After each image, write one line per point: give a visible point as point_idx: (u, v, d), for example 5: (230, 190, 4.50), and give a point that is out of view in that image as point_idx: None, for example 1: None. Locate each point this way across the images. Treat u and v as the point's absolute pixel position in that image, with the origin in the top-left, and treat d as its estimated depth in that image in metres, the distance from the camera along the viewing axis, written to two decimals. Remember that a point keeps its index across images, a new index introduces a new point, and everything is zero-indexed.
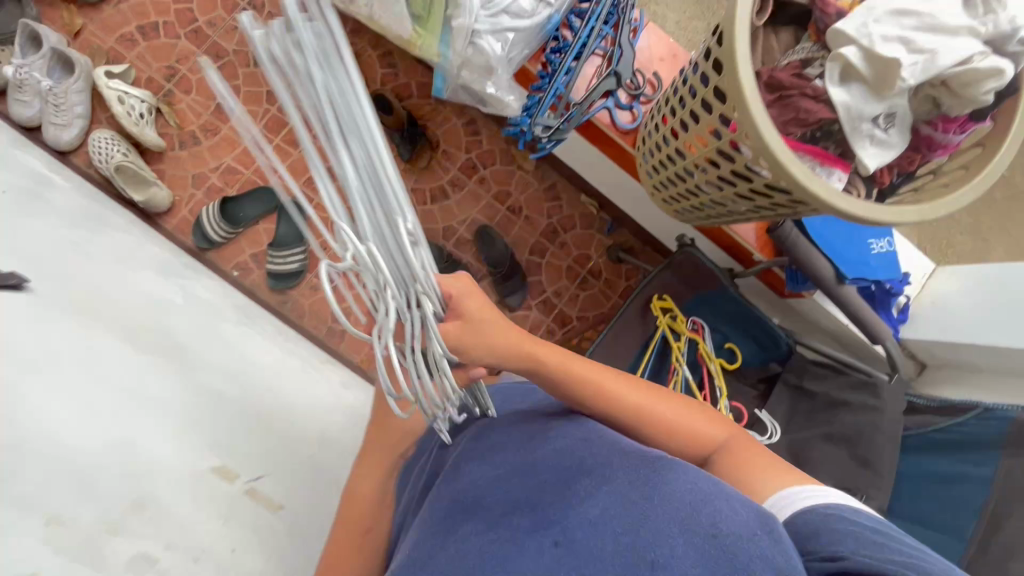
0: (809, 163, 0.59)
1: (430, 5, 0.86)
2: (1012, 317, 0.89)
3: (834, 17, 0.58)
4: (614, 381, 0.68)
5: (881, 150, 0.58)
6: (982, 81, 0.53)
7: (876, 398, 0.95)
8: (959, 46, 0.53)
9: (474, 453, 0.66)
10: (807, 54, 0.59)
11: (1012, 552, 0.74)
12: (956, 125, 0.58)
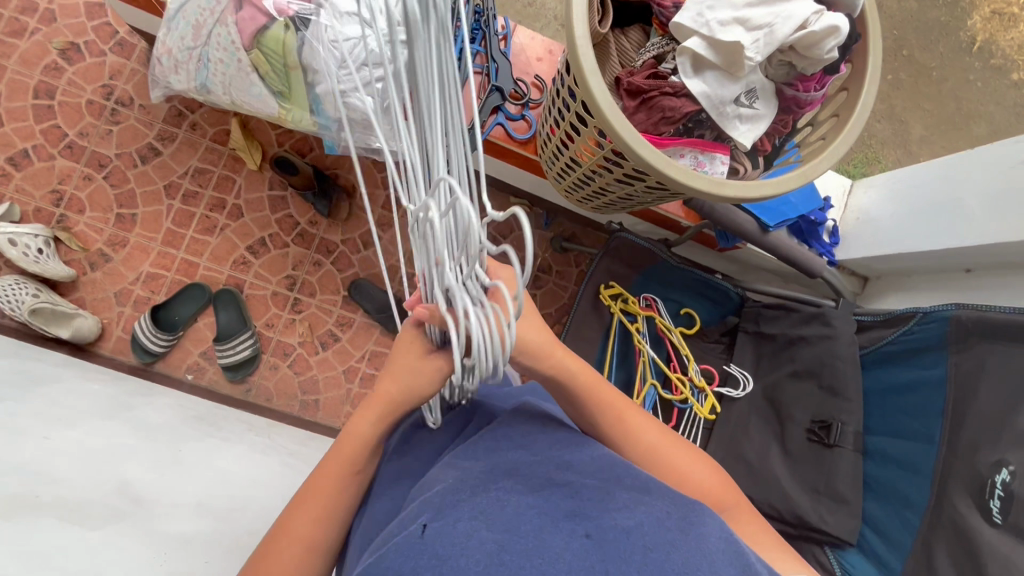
0: (691, 154, 0.60)
1: (288, 78, 0.81)
2: (928, 217, 0.93)
3: (672, 9, 0.58)
4: (635, 416, 0.72)
5: (752, 124, 0.59)
6: (823, 41, 0.54)
7: (828, 326, 0.98)
8: (793, 12, 0.53)
9: (510, 435, 0.64)
10: (658, 50, 0.59)
11: (979, 444, 0.77)
12: (814, 82, 0.59)
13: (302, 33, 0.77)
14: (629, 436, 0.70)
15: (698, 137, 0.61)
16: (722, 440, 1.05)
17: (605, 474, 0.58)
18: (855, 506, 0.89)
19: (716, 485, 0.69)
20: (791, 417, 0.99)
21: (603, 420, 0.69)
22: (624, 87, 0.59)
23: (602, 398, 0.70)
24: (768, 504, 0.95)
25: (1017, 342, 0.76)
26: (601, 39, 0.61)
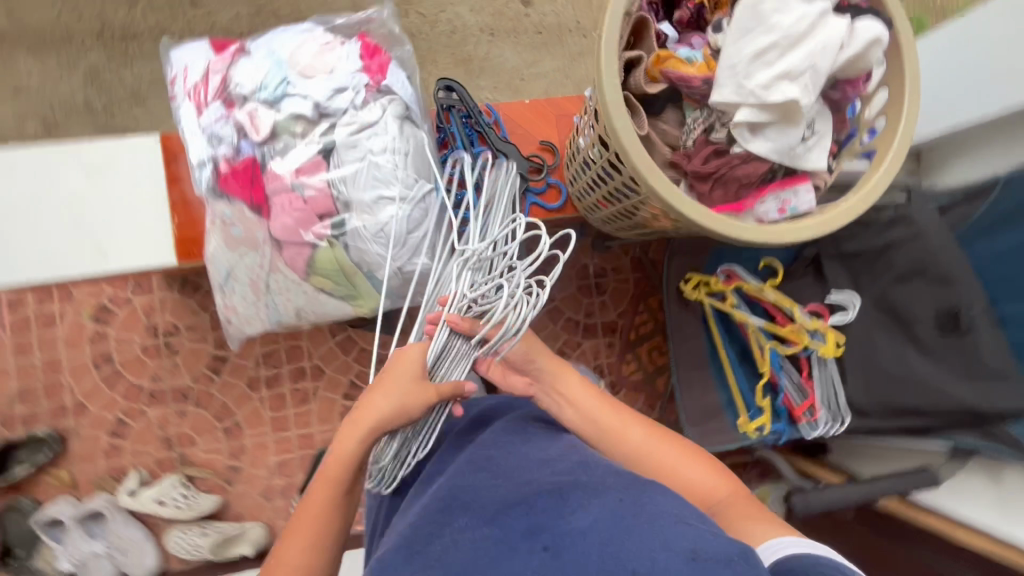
0: (773, 202, 0.67)
1: (350, 282, 0.82)
2: (966, 89, 0.94)
3: (703, 86, 0.66)
4: (621, 415, 0.77)
5: (818, 145, 0.67)
6: (866, 54, 0.64)
7: (912, 225, 1.00)
8: (824, 46, 0.61)
9: (474, 466, 0.62)
10: (704, 124, 0.68)
11: None
12: (857, 82, 0.70)
13: (345, 240, 0.79)
14: (616, 439, 0.75)
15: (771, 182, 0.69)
16: (859, 365, 1.08)
17: (564, 477, 0.55)
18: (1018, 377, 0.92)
19: (704, 483, 0.71)
20: (913, 317, 1.02)
21: (593, 412, 0.77)
22: (692, 171, 0.68)
23: (588, 400, 0.78)
24: (933, 405, 0.97)
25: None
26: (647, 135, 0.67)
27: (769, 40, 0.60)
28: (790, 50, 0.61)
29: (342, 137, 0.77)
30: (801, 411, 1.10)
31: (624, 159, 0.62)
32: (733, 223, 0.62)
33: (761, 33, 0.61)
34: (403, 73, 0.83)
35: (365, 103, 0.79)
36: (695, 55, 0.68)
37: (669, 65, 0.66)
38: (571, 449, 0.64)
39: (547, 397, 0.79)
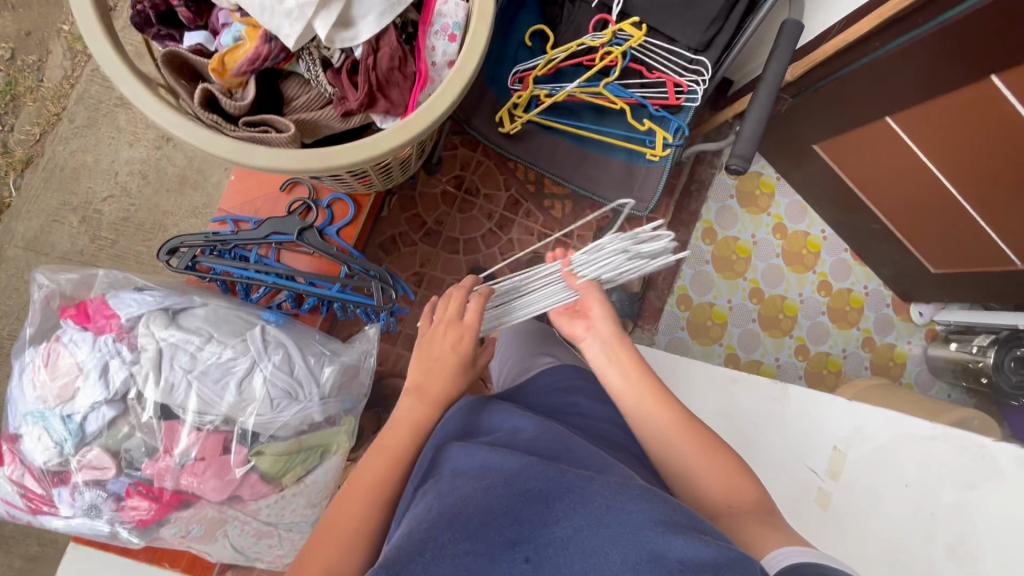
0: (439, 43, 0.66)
1: (307, 452, 0.79)
2: None
3: (269, 45, 0.64)
4: (656, 402, 0.72)
5: None
6: None
7: None
8: None
9: (461, 469, 0.62)
10: (316, 63, 0.67)
11: None
12: None
13: (264, 437, 0.75)
14: (647, 427, 0.72)
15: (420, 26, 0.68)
16: (668, 16, 1.01)
17: (552, 476, 0.58)
18: None
19: (710, 487, 0.66)
20: None
21: (626, 385, 0.74)
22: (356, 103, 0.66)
23: (624, 370, 0.75)
24: None
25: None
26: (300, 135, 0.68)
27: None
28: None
29: (157, 392, 0.71)
30: (674, 96, 1.05)
31: (314, 165, 0.59)
32: (432, 101, 0.59)
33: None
34: (124, 293, 0.75)
35: (135, 350, 0.72)
36: (235, 29, 0.65)
37: (231, 62, 0.65)
38: (560, 442, 0.66)
39: (597, 347, 0.77)
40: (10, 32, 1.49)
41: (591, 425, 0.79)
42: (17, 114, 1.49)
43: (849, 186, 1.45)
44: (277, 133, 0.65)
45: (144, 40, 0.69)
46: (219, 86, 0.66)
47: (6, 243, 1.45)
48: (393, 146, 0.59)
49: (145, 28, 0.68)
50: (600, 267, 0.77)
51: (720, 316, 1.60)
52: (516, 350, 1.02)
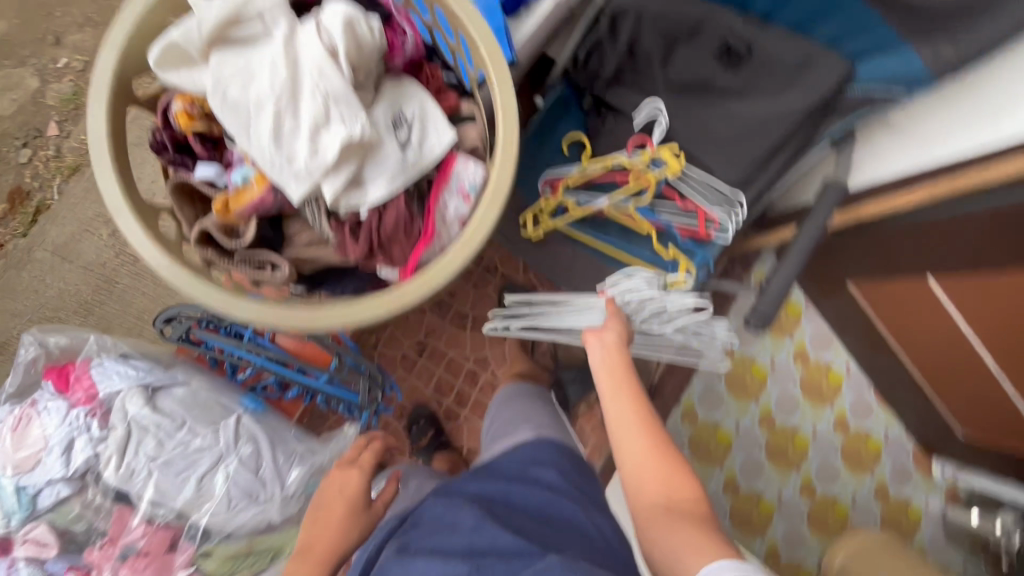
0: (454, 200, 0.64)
1: (256, 558, 0.75)
2: None
3: (277, 196, 0.63)
4: (629, 402, 0.78)
5: (426, 134, 0.65)
6: (356, 33, 0.61)
7: (626, 13, 0.90)
8: (319, 74, 0.59)
9: (408, 566, 0.72)
10: (321, 212, 0.64)
11: None
12: (394, 55, 0.69)
13: (216, 537, 0.72)
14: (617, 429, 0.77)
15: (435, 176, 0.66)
16: (710, 151, 0.99)
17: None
18: (819, 51, 0.84)
19: (649, 488, 0.71)
20: (706, 78, 0.94)
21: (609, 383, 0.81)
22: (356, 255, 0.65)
23: (607, 385, 0.81)
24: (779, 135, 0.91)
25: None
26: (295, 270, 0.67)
27: (286, 116, 0.58)
28: (303, 110, 0.59)
29: (115, 477, 0.69)
30: (704, 228, 1.01)
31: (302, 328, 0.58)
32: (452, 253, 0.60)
33: (259, 113, 0.58)
34: (107, 362, 0.74)
35: (105, 428, 0.70)
36: (245, 170, 0.64)
37: (235, 204, 0.63)
38: (492, 535, 0.71)
39: (598, 351, 0.85)
40: (86, 45, 1.57)
41: (552, 501, 0.80)
42: (77, 122, 1.56)
43: (879, 329, 1.37)
44: (273, 271, 0.65)
45: (160, 162, 0.68)
46: (217, 223, 0.64)
47: (36, 245, 1.49)
48: (409, 301, 0.60)
49: (161, 153, 0.68)
50: (626, 290, 0.96)
51: (726, 438, 1.52)
52: (502, 418, 1.01)
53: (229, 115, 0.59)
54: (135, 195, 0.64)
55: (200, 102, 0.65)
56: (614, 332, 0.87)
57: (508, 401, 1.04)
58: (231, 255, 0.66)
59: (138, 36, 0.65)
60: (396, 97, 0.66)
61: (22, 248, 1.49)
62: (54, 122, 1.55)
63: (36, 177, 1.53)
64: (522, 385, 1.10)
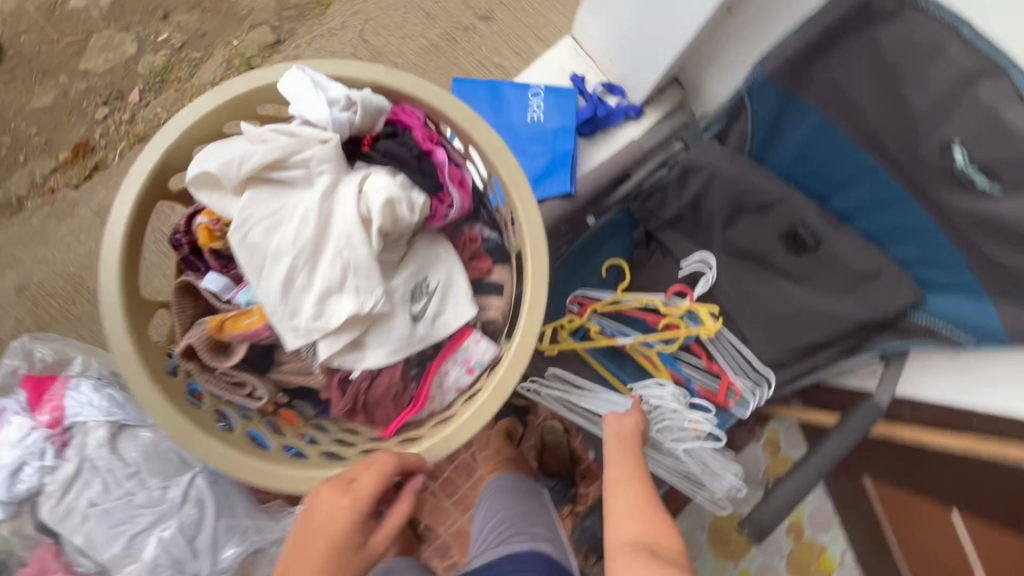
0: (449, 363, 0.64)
1: None
2: (649, 29, 0.81)
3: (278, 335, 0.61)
4: (628, 467, 0.74)
5: (444, 312, 0.63)
6: (395, 206, 0.58)
7: (699, 171, 0.85)
8: (348, 237, 0.57)
9: None
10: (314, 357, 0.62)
11: (908, 138, 0.64)
12: (438, 217, 0.64)
13: None
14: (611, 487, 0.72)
15: (443, 344, 0.65)
16: (752, 322, 0.94)
17: None
18: (890, 268, 0.79)
19: (631, 528, 0.65)
20: (765, 253, 0.89)
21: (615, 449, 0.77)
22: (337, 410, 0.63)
23: (612, 450, 0.77)
24: (827, 334, 0.86)
25: (860, 34, 0.62)
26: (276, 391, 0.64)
27: (302, 274, 0.56)
28: (320, 271, 0.56)
29: (50, 514, 0.67)
30: (723, 397, 0.95)
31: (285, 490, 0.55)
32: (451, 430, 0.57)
33: (274, 264, 0.56)
34: (85, 387, 0.72)
35: (58, 458, 0.69)
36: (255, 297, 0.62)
37: (233, 328, 0.60)
38: None
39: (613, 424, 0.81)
40: (190, 27, 1.64)
41: None
42: (158, 95, 1.61)
43: (886, 534, 1.26)
44: (251, 398, 0.62)
45: (175, 257, 0.65)
46: (205, 338, 0.59)
47: (84, 201, 1.53)
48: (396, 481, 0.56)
49: (177, 249, 0.64)
50: (656, 394, 0.95)
51: None
52: (496, 518, 0.98)
53: (243, 256, 0.55)
54: (135, 299, 0.57)
55: (223, 220, 0.62)
56: (632, 415, 0.83)
57: (506, 492, 1.03)
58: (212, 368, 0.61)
59: (187, 134, 0.57)
60: (425, 262, 0.64)
61: (70, 200, 1.53)
62: (137, 90, 1.61)
63: (104, 136, 1.58)
64: (513, 480, 1.08)
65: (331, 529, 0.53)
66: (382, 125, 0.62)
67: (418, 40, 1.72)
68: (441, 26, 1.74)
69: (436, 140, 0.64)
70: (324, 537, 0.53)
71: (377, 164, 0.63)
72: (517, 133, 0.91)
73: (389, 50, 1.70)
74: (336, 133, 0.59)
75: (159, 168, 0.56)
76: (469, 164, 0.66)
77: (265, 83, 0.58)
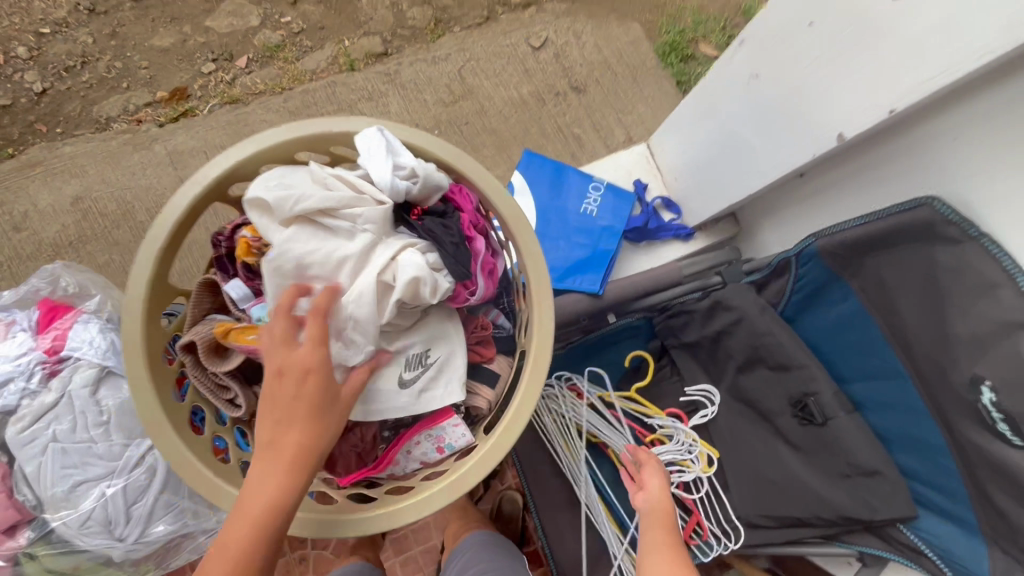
0: (422, 433, 0.64)
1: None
2: (718, 170, 0.83)
3: None
4: (662, 535, 0.71)
5: (432, 390, 0.64)
6: (418, 287, 0.59)
7: (731, 310, 0.86)
8: (364, 299, 0.58)
9: None
10: None
11: (945, 358, 0.63)
12: (460, 298, 0.65)
13: (54, 541, 0.70)
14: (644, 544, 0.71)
15: (423, 416, 0.65)
16: (739, 473, 0.91)
17: None
18: (891, 472, 0.76)
19: None
20: (771, 410, 0.87)
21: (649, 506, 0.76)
22: None
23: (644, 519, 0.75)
24: (811, 514, 0.82)
25: (918, 246, 0.62)
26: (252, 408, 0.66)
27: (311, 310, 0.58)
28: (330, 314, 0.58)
29: (13, 436, 0.69)
30: (686, 534, 0.93)
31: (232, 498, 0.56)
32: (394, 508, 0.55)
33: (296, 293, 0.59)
34: (92, 325, 0.75)
35: (42, 385, 0.71)
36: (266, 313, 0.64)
37: (234, 337, 0.63)
38: None
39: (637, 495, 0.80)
40: (312, 17, 1.77)
41: None
42: (262, 67, 1.73)
43: None
44: (230, 405, 0.65)
45: (209, 253, 0.67)
46: (206, 339, 0.62)
47: (162, 138, 1.62)
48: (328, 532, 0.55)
49: (214, 246, 0.66)
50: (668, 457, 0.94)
51: None
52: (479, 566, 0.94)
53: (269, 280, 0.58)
54: (160, 284, 0.59)
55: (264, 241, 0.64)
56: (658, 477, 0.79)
57: (484, 544, 0.99)
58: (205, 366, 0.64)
59: (259, 154, 0.60)
60: (434, 338, 0.65)
61: (151, 134, 1.63)
62: (246, 58, 1.73)
63: (202, 88, 1.70)
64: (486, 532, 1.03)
65: (303, 381, 0.52)
66: (436, 201, 0.66)
67: (510, 90, 1.81)
68: (534, 84, 1.82)
69: (480, 227, 0.66)
70: (296, 394, 0.52)
71: (418, 236, 0.65)
72: (568, 219, 0.96)
73: (480, 90, 1.79)
74: (390, 198, 0.62)
75: (225, 175, 0.60)
76: (506, 254, 0.71)
77: (346, 129, 0.61)
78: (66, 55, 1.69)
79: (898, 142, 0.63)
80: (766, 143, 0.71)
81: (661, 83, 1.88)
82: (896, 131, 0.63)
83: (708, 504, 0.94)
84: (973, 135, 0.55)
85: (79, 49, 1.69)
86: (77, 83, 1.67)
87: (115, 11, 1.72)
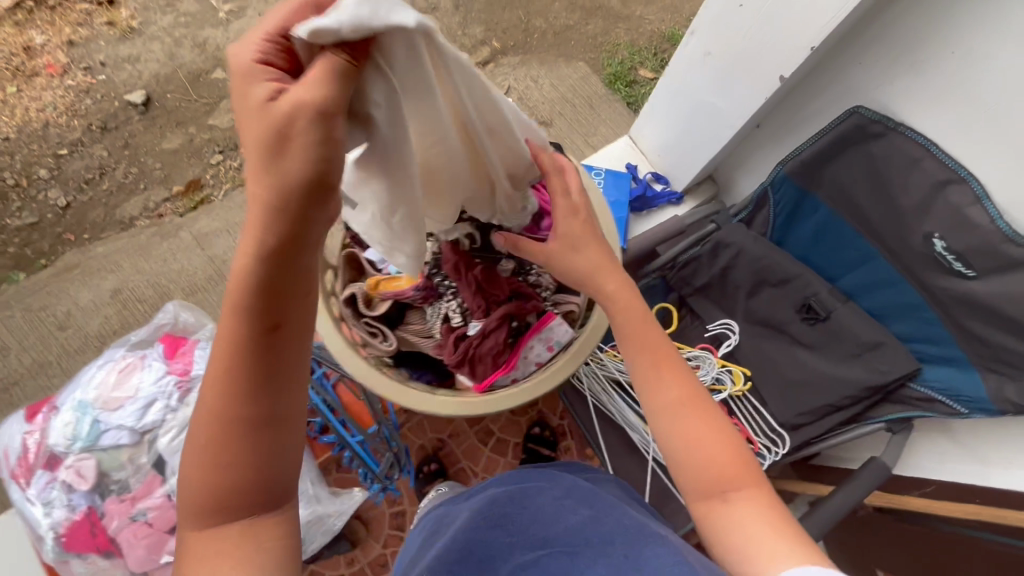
0: (535, 337, 0.84)
1: None
2: (693, 136, 1.04)
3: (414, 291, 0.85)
4: (663, 377, 0.73)
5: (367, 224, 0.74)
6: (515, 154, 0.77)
7: (730, 245, 1.04)
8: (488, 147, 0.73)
9: (495, 509, 0.76)
10: (439, 315, 0.85)
11: (903, 227, 0.82)
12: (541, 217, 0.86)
13: None
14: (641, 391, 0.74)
15: (534, 327, 0.85)
16: (770, 383, 1.06)
17: (577, 538, 0.69)
18: (892, 341, 0.93)
19: (705, 467, 0.68)
20: (783, 321, 1.04)
21: (635, 351, 0.75)
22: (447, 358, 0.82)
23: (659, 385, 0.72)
24: (838, 397, 0.98)
25: (858, 147, 0.82)
26: (396, 346, 0.87)
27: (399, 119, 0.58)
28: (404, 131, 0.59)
29: (166, 446, 0.79)
30: None
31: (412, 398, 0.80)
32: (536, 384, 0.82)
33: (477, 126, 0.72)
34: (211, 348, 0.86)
35: (181, 401, 0.81)
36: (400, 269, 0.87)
37: (383, 287, 0.86)
38: (567, 514, 0.73)
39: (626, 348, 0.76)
40: None
41: (631, 509, 0.79)
42: None
43: None
44: (379, 342, 0.85)
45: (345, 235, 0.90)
46: (365, 291, 0.86)
47: (186, 225, 1.77)
48: (493, 408, 0.80)
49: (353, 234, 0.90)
50: (708, 380, 1.08)
51: None
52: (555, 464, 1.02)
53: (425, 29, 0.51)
54: None
55: None
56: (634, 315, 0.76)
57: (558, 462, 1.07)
58: (359, 317, 0.86)
59: None
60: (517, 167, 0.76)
61: (175, 224, 1.77)
62: None
63: (213, 177, 1.86)
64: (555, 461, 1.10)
65: (251, 116, 0.46)
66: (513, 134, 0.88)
67: None
68: None
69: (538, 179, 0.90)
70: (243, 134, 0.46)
71: None
72: None
73: None
74: None
75: None
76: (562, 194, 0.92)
77: None
78: (84, 169, 1.84)
79: (826, 76, 0.85)
80: (728, 101, 0.92)
81: (614, 107, 2.16)
82: (823, 68, 0.84)
83: (750, 417, 1.08)
84: (875, 55, 0.76)
85: (96, 163, 1.84)
86: (98, 192, 1.81)
87: (125, 125, 1.90)
